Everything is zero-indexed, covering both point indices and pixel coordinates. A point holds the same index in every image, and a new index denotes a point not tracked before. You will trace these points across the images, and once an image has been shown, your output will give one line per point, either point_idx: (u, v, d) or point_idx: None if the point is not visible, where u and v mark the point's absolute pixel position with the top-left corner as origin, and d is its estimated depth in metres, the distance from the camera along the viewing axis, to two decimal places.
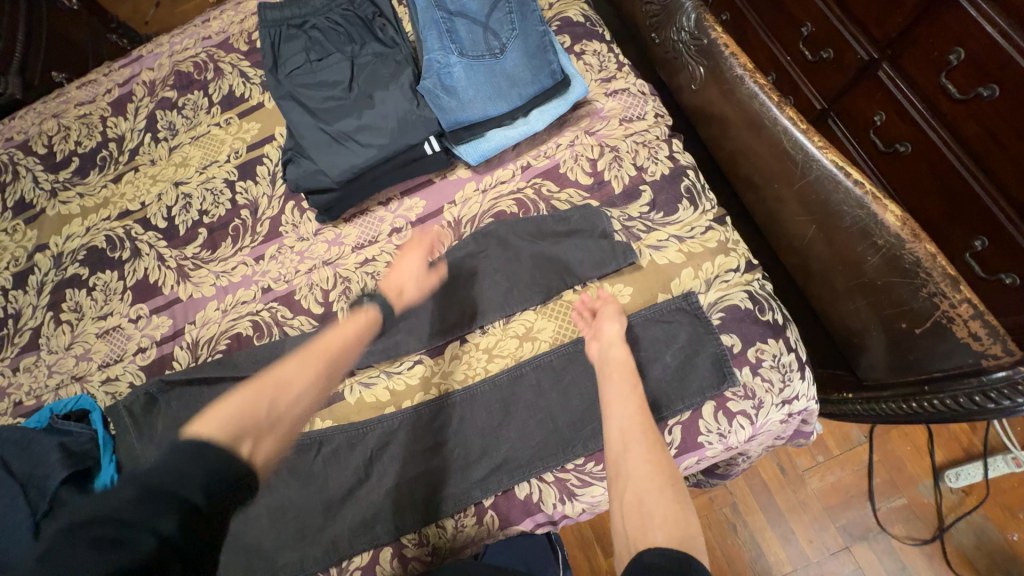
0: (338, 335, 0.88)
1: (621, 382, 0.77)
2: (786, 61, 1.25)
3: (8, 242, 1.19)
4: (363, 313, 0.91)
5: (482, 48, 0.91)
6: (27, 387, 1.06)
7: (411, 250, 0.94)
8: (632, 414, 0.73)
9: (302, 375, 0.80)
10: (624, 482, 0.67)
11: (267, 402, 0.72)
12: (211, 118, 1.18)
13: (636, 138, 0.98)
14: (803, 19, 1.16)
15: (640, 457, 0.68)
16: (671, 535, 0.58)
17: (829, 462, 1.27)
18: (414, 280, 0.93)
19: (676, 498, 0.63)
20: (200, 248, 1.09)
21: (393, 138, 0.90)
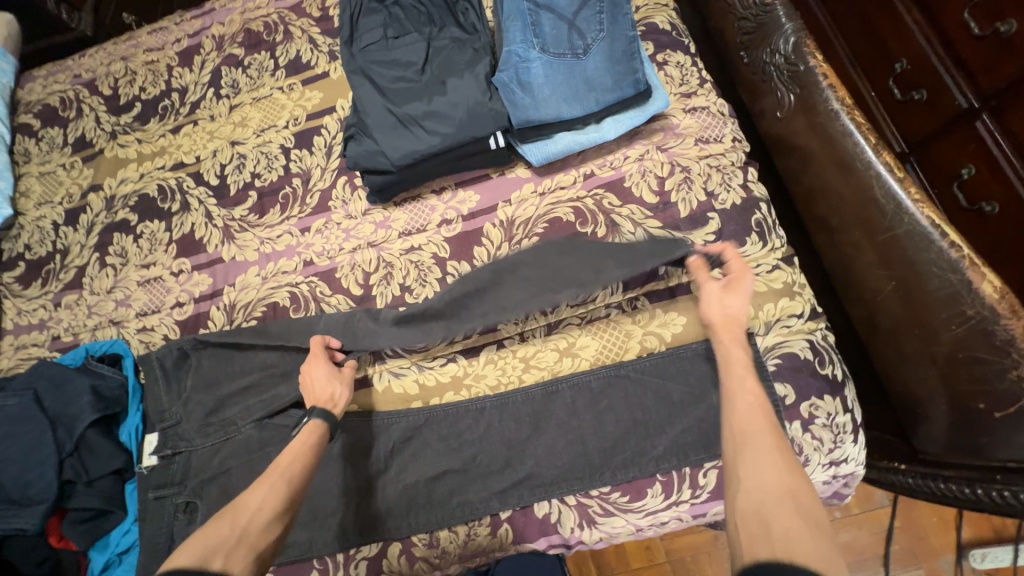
0: (288, 452, 0.74)
1: (741, 376, 0.67)
2: (870, 96, 1.14)
3: (65, 177, 1.21)
4: (307, 429, 0.78)
5: (565, 46, 0.87)
6: (67, 323, 1.08)
7: (310, 364, 0.86)
8: (747, 408, 0.62)
9: (254, 499, 0.67)
10: (734, 481, 0.56)
11: (218, 534, 0.62)
12: (275, 81, 1.17)
13: (710, 161, 0.93)
14: (898, 54, 1.06)
15: (756, 455, 0.56)
16: (790, 546, 0.46)
17: (845, 519, 1.20)
18: (338, 381, 0.85)
19: (804, 512, 0.50)
20: (249, 211, 1.08)
21: (460, 128, 0.86)
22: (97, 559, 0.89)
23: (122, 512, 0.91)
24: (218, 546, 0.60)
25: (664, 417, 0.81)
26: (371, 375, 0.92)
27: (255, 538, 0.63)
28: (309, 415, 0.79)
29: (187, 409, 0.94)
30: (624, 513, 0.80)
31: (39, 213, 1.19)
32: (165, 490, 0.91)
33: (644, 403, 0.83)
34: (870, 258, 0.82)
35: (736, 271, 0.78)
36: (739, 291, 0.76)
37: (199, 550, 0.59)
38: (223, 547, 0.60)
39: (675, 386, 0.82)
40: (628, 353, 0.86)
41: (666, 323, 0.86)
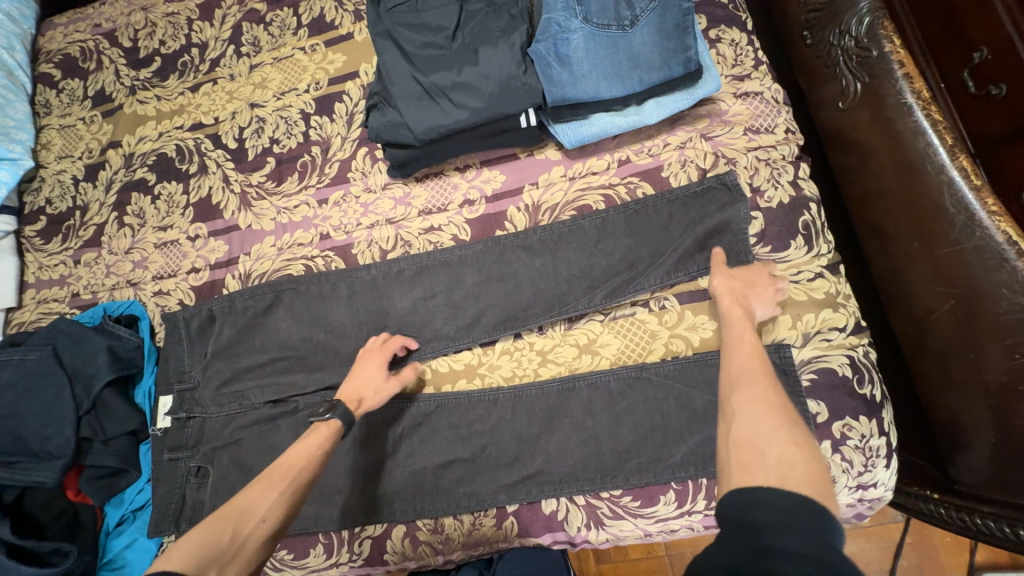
0: (300, 453, 0.73)
1: (742, 334, 0.66)
2: (934, 86, 0.78)
3: (85, 132, 1.19)
4: (325, 424, 0.77)
5: (611, 17, 0.79)
6: (86, 281, 1.08)
7: (368, 358, 0.84)
8: (742, 357, 0.62)
9: (259, 508, 0.66)
10: (728, 422, 0.55)
11: (219, 542, 0.60)
12: (297, 41, 1.11)
13: (759, 154, 0.85)
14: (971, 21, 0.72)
15: (753, 398, 0.56)
16: (786, 480, 0.47)
17: (854, 529, 1.10)
18: (378, 390, 0.82)
19: (798, 443, 0.51)
20: (266, 177, 1.05)
21: (492, 103, 0.80)
22: (112, 514, 0.92)
23: (137, 471, 0.93)
24: (217, 555, 0.59)
25: (685, 425, 0.78)
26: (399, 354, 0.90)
27: (250, 554, 0.62)
28: (331, 411, 0.77)
29: (202, 376, 0.94)
30: (633, 517, 0.78)
31: (60, 167, 1.18)
32: (179, 452, 0.92)
33: (664, 409, 0.79)
34: (926, 272, 0.75)
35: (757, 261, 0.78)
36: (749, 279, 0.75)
37: (196, 558, 0.58)
38: (219, 563, 0.59)
39: (700, 394, 0.78)
40: (651, 354, 0.82)
41: (695, 326, 0.81)
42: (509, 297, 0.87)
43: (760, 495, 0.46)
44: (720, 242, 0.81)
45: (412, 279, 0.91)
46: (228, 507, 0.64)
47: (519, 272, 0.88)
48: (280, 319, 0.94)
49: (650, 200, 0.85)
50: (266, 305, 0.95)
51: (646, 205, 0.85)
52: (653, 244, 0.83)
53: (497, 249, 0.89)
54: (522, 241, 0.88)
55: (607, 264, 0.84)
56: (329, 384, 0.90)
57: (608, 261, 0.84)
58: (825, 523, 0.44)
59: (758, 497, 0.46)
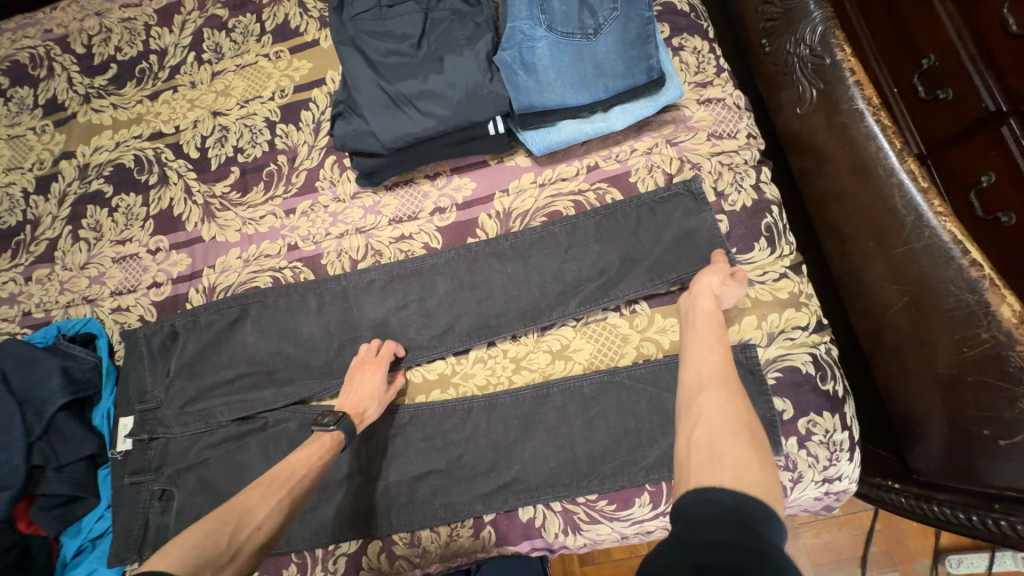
0: (301, 462, 0.72)
1: (712, 335, 0.65)
2: (889, 92, 0.83)
3: (35, 142, 1.14)
4: (329, 432, 0.77)
5: (574, 25, 0.80)
6: (38, 299, 1.03)
7: (370, 367, 0.82)
8: (712, 359, 0.61)
9: (260, 512, 0.64)
10: (690, 425, 0.55)
11: (217, 543, 0.59)
12: (260, 48, 1.09)
13: (722, 159, 0.87)
14: (921, 30, 0.77)
15: (717, 402, 0.55)
16: (741, 482, 0.47)
17: (826, 520, 1.13)
18: (381, 402, 0.81)
19: (755, 446, 0.51)
20: (230, 188, 1.02)
21: (458, 111, 0.80)
22: (69, 545, 0.87)
23: (96, 497, 0.88)
24: (214, 558, 0.57)
25: (657, 427, 0.78)
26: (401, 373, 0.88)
27: (246, 559, 0.60)
28: (335, 421, 0.77)
29: (164, 396, 0.91)
30: (610, 521, 0.78)
31: (8, 179, 1.12)
32: (141, 476, 0.88)
33: (637, 411, 0.80)
34: (881, 271, 0.78)
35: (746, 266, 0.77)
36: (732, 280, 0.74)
37: (195, 558, 0.56)
38: (216, 564, 0.57)
39: (671, 396, 0.79)
40: (623, 359, 0.82)
41: (665, 329, 0.82)
42: (480, 305, 0.87)
43: (711, 495, 0.46)
44: (684, 246, 0.82)
45: (383, 289, 0.90)
46: (229, 509, 0.63)
47: (492, 280, 0.87)
48: (247, 333, 0.92)
49: (619, 207, 0.86)
50: (231, 319, 0.92)
51: (615, 213, 0.86)
52: (623, 250, 0.84)
53: (469, 256, 0.89)
54: (494, 248, 0.88)
55: (579, 270, 0.85)
56: (300, 398, 0.88)
57: (579, 268, 0.85)
58: (775, 527, 0.44)
59: (711, 497, 0.46)
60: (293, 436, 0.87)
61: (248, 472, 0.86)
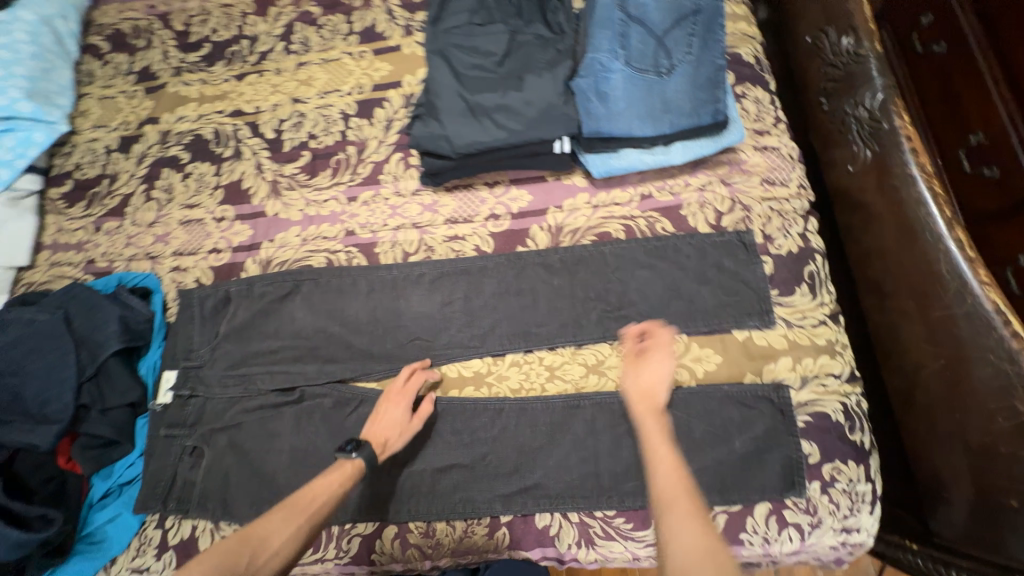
0: (323, 486, 0.72)
1: (656, 435, 0.64)
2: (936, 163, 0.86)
3: (124, 105, 1.22)
4: (350, 461, 0.75)
5: (650, 63, 0.85)
6: (104, 249, 1.09)
7: (394, 398, 0.83)
8: (661, 466, 0.59)
9: (276, 538, 0.65)
10: (661, 554, 0.52)
11: (234, 568, 0.60)
12: (346, 46, 1.16)
13: (772, 204, 0.90)
14: (976, 109, 0.80)
15: (685, 524, 0.53)
16: None
17: None
18: (403, 432, 0.81)
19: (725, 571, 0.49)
20: (299, 170, 1.08)
21: (531, 127, 0.85)
22: (98, 486, 0.89)
23: (131, 444, 0.91)
24: None
25: (682, 453, 0.80)
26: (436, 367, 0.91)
27: None
28: (357, 449, 0.76)
29: (209, 356, 0.95)
30: (624, 539, 0.79)
31: (93, 135, 1.20)
32: (175, 430, 0.91)
33: None
34: (919, 331, 0.80)
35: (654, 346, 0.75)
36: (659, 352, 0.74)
37: None
38: None
39: (700, 424, 0.80)
40: None
41: (701, 358, 0.83)
42: (522, 313, 0.91)
43: None
44: (724, 283, 0.86)
45: (431, 283, 0.95)
46: (247, 533, 0.64)
47: (537, 289, 0.91)
48: (296, 308, 0.96)
49: (669, 239, 0.90)
50: (284, 292, 0.97)
51: (664, 243, 0.90)
52: (668, 279, 0.88)
53: (517, 264, 0.93)
54: (543, 259, 0.93)
55: (623, 292, 0.88)
56: (339, 376, 0.91)
57: (623, 290, 0.88)
58: None
59: None
60: (326, 412, 0.90)
61: (276, 441, 0.89)
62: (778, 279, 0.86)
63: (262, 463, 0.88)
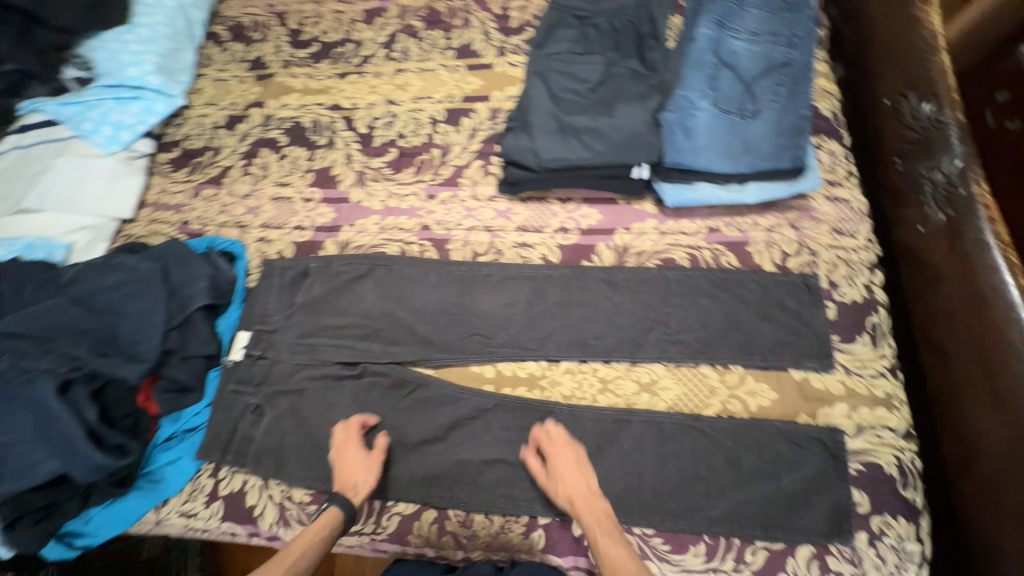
0: (302, 540, 0.76)
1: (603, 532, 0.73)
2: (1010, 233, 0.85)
3: (235, 88, 1.35)
4: (326, 512, 0.80)
5: (735, 105, 0.90)
6: (199, 213, 1.19)
7: (346, 445, 0.87)
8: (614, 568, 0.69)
9: None
10: None
11: None
12: (442, 59, 1.26)
13: (839, 253, 0.92)
14: None
15: None
16: None
17: None
18: (366, 469, 0.84)
19: None
20: (386, 164, 1.17)
21: (616, 151, 0.91)
22: (165, 429, 0.95)
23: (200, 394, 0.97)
24: None
25: (728, 482, 0.80)
26: (492, 364, 0.94)
27: None
28: (328, 502, 0.81)
29: (283, 323, 1.01)
30: (660, 560, 0.79)
31: (204, 111, 1.32)
32: (242, 387, 0.97)
33: (711, 462, 0.82)
34: (985, 399, 0.79)
35: (557, 447, 0.83)
36: (564, 449, 0.82)
37: None
38: None
39: (749, 456, 0.81)
40: (707, 409, 0.85)
41: (755, 392, 0.85)
42: (580, 325, 0.94)
43: None
44: (784, 322, 0.88)
45: (496, 284, 1.00)
46: None
47: (598, 303, 0.95)
48: (367, 290, 1.02)
49: (734, 274, 0.93)
50: (359, 274, 1.04)
51: (729, 277, 0.92)
52: (730, 312, 0.90)
53: (582, 277, 0.97)
54: (608, 276, 0.97)
55: (683, 318, 0.91)
56: (400, 358, 0.95)
57: (683, 316, 0.91)
58: None
59: None
60: (384, 391, 0.94)
61: (333, 412, 0.93)
62: (841, 325, 0.87)
63: (317, 430, 0.92)
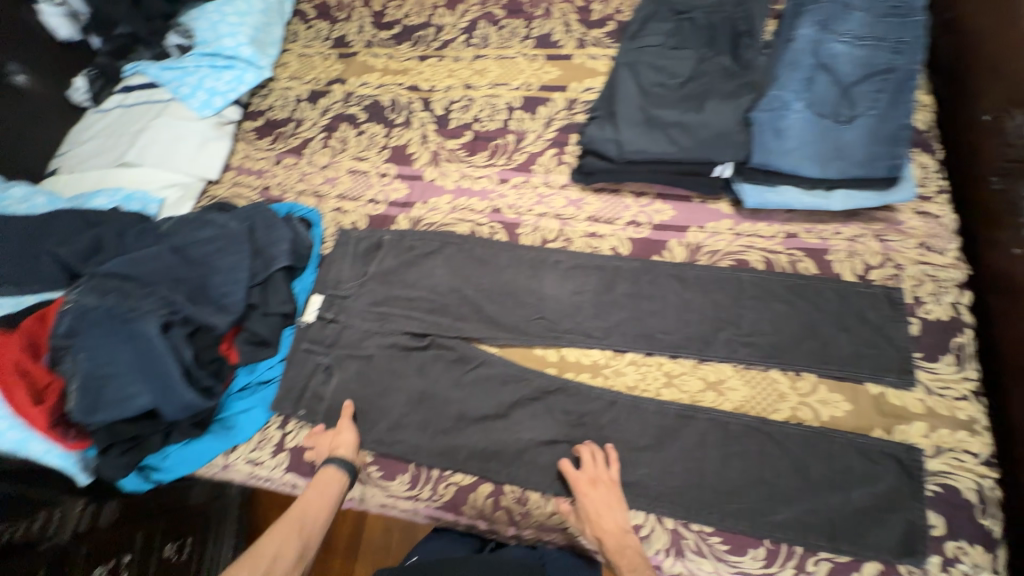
0: (308, 500, 0.81)
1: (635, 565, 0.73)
2: None
3: (319, 64, 1.40)
4: (324, 472, 0.85)
5: (830, 109, 0.88)
6: (280, 180, 1.24)
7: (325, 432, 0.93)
8: None
9: (270, 547, 0.73)
10: None
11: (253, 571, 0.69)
12: (522, 48, 1.28)
13: (927, 269, 0.89)
14: None
15: None
16: None
17: None
18: (340, 434, 0.91)
19: None
20: (460, 146, 1.19)
21: (702, 147, 0.91)
22: (240, 379, 0.99)
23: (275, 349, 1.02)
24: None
25: (794, 489, 0.79)
26: (557, 349, 0.95)
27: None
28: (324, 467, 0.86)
29: (355, 290, 1.05)
30: (717, 560, 0.78)
31: (288, 84, 1.38)
32: (314, 347, 1.01)
33: (777, 466, 0.81)
34: None
35: (581, 480, 0.81)
36: (592, 484, 0.81)
37: None
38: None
39: (817, 465, 0.80)
40: (776, 413, 0.84)
41: (828, 402, 0.83)
42: (647, 318, 0.94)
43: None
44: (861, 333, 0.86)
45: (565, 271, 1.01)
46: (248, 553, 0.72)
47: (667, 298, 0.95)
48: (437, 265, 1.05)
49: (813, 282, 0.91)
50: (430, 250, 1.07)
51: (806, 283, 0.91)
52: (806, 319, 0.88)
53: (653, 271, 0.97)
54: (679, 272, 0.96)
55: (755, 320, 0.90)
56: (467, 334, 0.97)
57: (756, 319, 0.90)
58: None
59: None
60: (448, 365, 0.97)
61: (398, 380, 0.96)
62: (925, 343, 0.85)
63: (382, 395, 0.96)
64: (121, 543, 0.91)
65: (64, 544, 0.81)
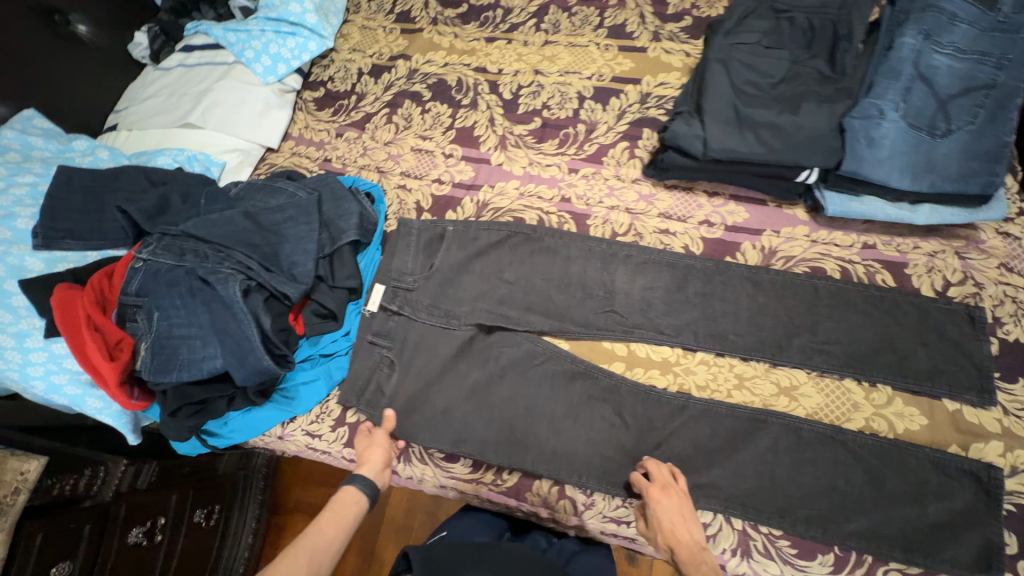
0: (324, 523, 0.75)
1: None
2: None
3: (382, 38, 1.37)
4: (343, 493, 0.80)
5: (926, 122, 0.87)
6: (341, 152, 1.23)
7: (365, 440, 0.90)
8: None
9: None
10: None
11: None
12: (595, 36, 1.26)
13: (1008, 289, 0.89)
14: None
15: None
16: None
17: None
18: (373, 446, 0.88)
19: None
20: (529, 132, 1.18)
21: (793, 150, 0.89)
22: (302, 350, 0.98)
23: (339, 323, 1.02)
24: None
25: (867, 499, 0.79)
26: (626, 343, 0.95)
27: None
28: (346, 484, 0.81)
29: (421, 269, 1.04)
30: (784, 563, 0.78)
31: (350, 56, 1.36)
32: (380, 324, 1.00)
33: (850, 476, 0.81)
34: None
35: (655, 496, 0.78)
36: (662, 497, 0.78)
37: None
38: None
39: (892, 476, 0.80)
40: (849, 422, 0.85)
41: (903, 415, 0.84)
42: (719, 319, 0.94)
43: None
44: (939, 350, 0.86)
45: (636, 265, 1.00)
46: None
47: (740, 300, 0.94)
48: (505, 251, 1.04)
49: (891, 295, 0.90)
50: (498, 234, 1.05)
51: (884, 296, 0.90)
52: (883, 331, 0.88)
53: (727, 271, 0.96)
54: (754, 276, 0.95)
55: (830, 329, 0.90)
56: (535, 322, 0.96)
57: (832, 328, 0.90)
58: None
59: None
60: (517, 351, 0.96)
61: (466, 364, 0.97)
62: (1005, 363, 0.84)
63: (449, 377, 0.96)
64: (157, 505, 0.96)
65: (108, 501, 0.88)
